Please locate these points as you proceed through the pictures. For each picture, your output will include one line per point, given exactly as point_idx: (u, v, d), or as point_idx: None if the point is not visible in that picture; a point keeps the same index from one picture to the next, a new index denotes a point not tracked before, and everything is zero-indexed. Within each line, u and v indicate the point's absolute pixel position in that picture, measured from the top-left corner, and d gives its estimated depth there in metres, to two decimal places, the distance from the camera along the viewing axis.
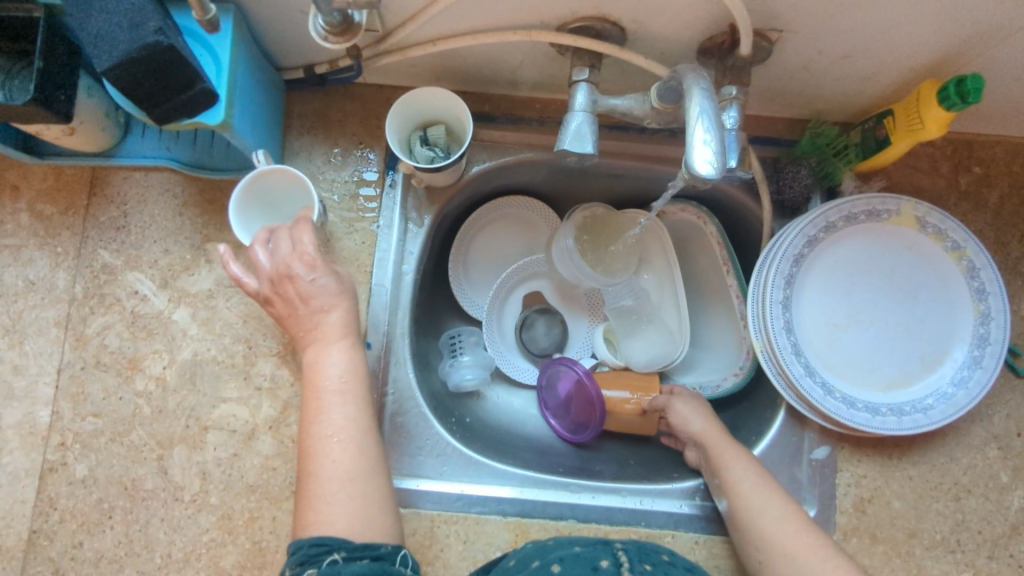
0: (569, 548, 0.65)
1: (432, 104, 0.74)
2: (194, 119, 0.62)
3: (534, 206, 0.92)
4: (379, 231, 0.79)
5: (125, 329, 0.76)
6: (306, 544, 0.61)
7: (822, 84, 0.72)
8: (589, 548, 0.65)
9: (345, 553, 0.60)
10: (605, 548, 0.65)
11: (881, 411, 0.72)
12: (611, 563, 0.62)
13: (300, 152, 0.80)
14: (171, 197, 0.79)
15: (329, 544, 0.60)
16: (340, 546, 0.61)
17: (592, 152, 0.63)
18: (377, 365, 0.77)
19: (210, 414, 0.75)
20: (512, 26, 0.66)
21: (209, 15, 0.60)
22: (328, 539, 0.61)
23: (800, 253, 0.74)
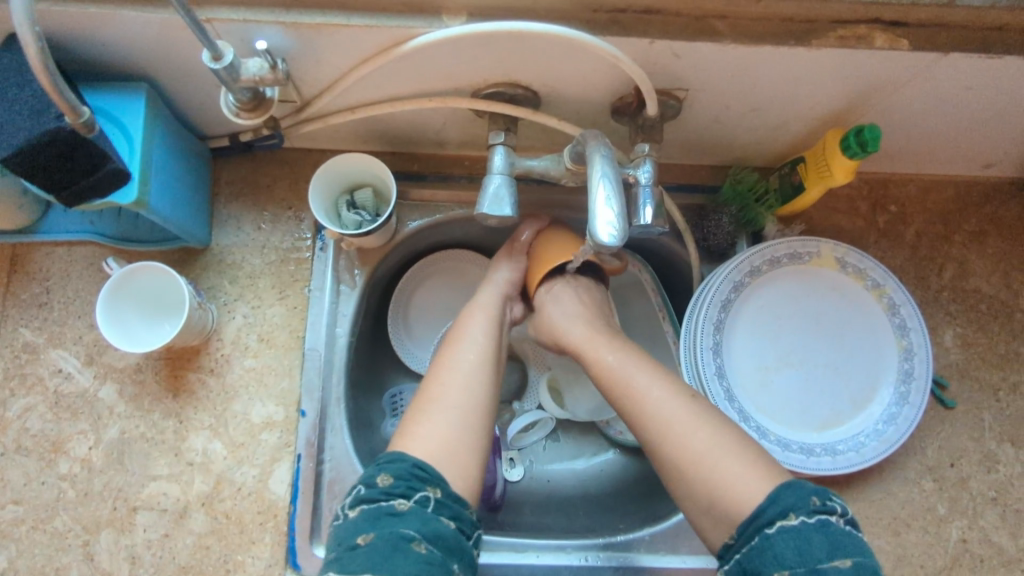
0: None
1: (357, 168, 0.75)
2: (107, 199, 0.62)
3: (472, 258, 0.92)
4: (311, 295, 0.79)
5: (47, 410, 0.74)
6: (411, 462, 0.57)
7: (735, 134, 0.74)
8: None
9: (438, 497, 0.56)
10: None
11: (815, 451, 0.73)
12: None
13: (229, 220, 0.80)
14: (95, 270, 0.78)
15: (431, 478, 0.57)
16: (437, 483, 0.57)
17: (510, 214, 0.63)
18: (313, 433, 0.75)
19: (139, 494, 0.73)
20: (428, 93, 0.67)
21: (84, 117, 0.55)
22: (433, 471, 0.57)
23: (727, 298, 0.75)
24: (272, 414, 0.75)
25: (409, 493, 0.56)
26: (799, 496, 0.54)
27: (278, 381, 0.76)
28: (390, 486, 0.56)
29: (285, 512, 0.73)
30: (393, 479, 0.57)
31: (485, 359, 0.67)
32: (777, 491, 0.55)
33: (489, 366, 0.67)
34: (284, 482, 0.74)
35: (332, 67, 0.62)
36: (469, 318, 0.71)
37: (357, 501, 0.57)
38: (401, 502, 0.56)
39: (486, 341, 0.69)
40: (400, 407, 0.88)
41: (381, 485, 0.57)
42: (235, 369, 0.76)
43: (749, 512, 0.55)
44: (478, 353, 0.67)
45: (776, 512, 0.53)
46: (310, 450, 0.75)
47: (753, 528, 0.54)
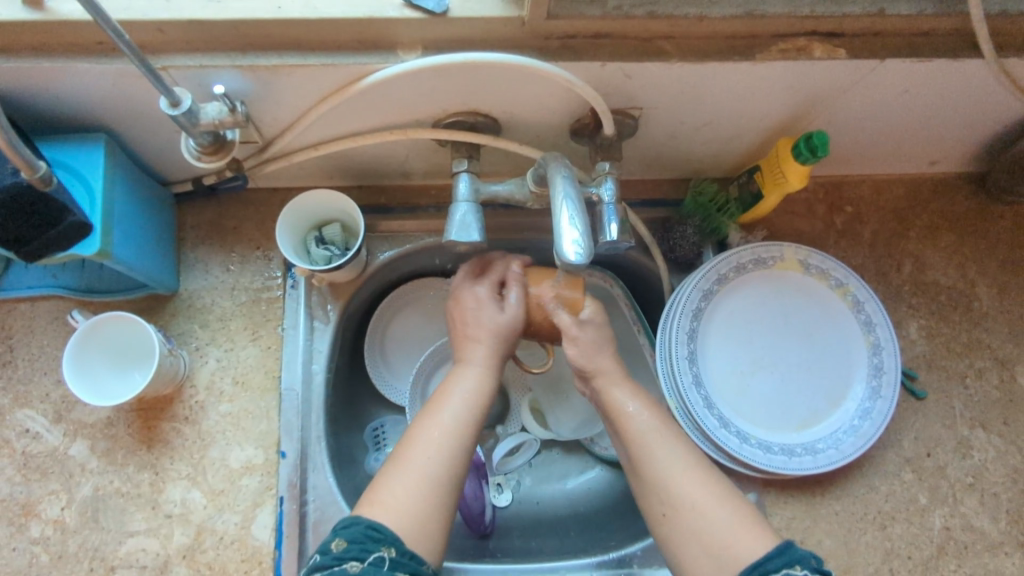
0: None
1: (322, 205, 0.75)
2: (69, 252, 0.61)
3: (444, 284, 0.92)
4: (285, 334, 0.78)
5: (15, 472, 0.72)
6: (363, 523, 0.56)
7: (692, 148, 0.77)
8: None
9: (393, 556, 0.54)
10: None
11: (796, 451, 0.74)
12: None
13: (196, 264, 0.79)
14: (60, 325, 0.76)
15: (385, 538, 0.55)
16: (391, 542, 0.55)
17: (478, 239, 0.64)
18: (295, 474, 0.74)
19: (117, 552, 0.70)
20: (389, 126, 0.68)
21: (39, 172, 0.55)
22: (388, 531, 0.56)
23: (698, 307, 0.77)
24: (252, 458, 0.74)
25: (362, 555, 0.54)
26: (800, 553, 0.55)
27: (255, 424, 0.75)
28: (343, 551, 0.54)
29: (270, 559, 0.71)
30: (346, 542, 0.55)
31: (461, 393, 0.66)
32: (784, 545, 0.56)
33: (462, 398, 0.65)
34: (267, 527, 0.72)
35: (292, 106, 0.63)
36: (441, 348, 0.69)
37: (308, 574, 0.55)
38: (354, 564, 0.54)
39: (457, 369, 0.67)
40: (383, 440, 0.88)
41: (336, 551, 0.55)
42: (211, 415, 0.75)
43: (752, 560, 0.56)
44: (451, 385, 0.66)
45: (782, 562, 0.55)
46: (292, 492, 0.73)
47: (756, 574, 0.55)
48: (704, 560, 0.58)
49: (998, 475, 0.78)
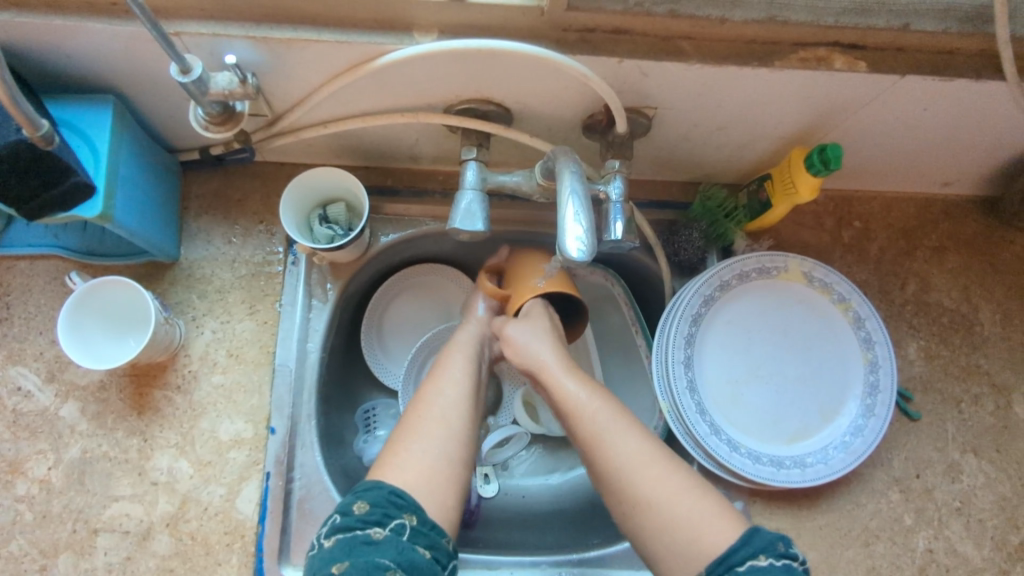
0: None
1: (328, 183, 0.75)
2: (70, 213, 0.60)
3: (448, 273, 0.93)
4: (282, 310, 0.78)
5: (5, 429, 0.72)
6: (387, 489, 0.58)
7: (704, 151, 0.76)
8: None
9: (414, 524, 0.56)
10: None
11: (785, 464, 0.74)
12: None
13: (198, 234, 0.79)
14: (58, 286, 0.76)
15: (408, 505, 0.57)
16: (413, 510, 0.57)
17: (482, 229, 0.63)
18: (283, 451, 0.74)
19: (101, 515, 0.71)
20: (401, 109, 0.68)
21: (43, 131, 0.54)
22: (410, 499, 0.57)
23: (697, 312, 0.76)
24: (241, 432, 0.74)
25: (384, 520, 0.56)
26: (766, 538, 0.55)
27: (247, 399, 0.75)
28: (366, 515, 0.56)
29: (252, 533, 0.71)
30: (369, 506, 0.57)
31: (466, 394, 0.68)
32: (749, 532, 0.56)
33: (467, 401, 0.68)
34: (252, 501, 0.72)
35: (303, 81, 0.62)
36: (449, 356, 0.73)
37: (331, 531, 0.57)
38: (377, 530, 0.55)
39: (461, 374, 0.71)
40: (373, 423, 0.88)
41: (358, 513, 0.57)
42: (203, 386, 0.75)
43: (718, 553, 0.55)
44: (460, 388, 0.69)
45: (747, 552, 0.55)
46: (279, 468, 0.73)
47: (722, 566, 0.55)
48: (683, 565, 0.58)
49: (985, 501, 0.78)
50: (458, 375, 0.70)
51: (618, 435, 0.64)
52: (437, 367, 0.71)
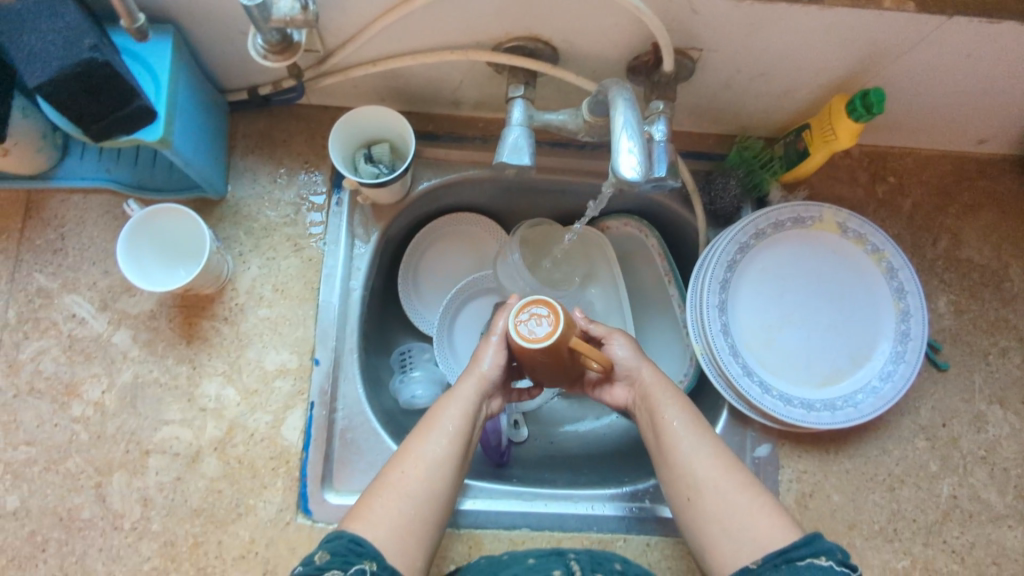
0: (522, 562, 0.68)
1: (374, 123, 0.76)
2: (133, 136, 0.62)
3: (484, 224, 0.96)
4: (326, 249, 0.80)
5: (61, 353, 0.75)
6: (346, 537, 0.59)
7: (745, 100, 0.77)
8: (542, 560, 0.68)
9: (374, 570, 0.57)
10: (557, 560, 0.68)
11: (815, 406, 0.76)
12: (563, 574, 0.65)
13: (244, 173, 0.81)
14: (111, 218, 0.79)
15: (368, 552, 0.58)
16: (373, 557, 0.58)
17: (528, 164, 0.66)
18: (326, 381, 0.76)
19: (152, 438, 0.73)
20: (450, 47, 0.69)
21: (137, 25, 0.61)
22: (370, 546, 0.58)
23: (733, 259, 0.78)
24: (286, 362, 0.76)
25: (344, 566, 0.57)
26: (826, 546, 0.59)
27: (292, 331, 0.77)
28: (326, 561, 0.57)
29: (297, 458, 0.74)
30: (328, 554, 0.58)
31: (458, 449, 0.66)
32: (810, 537, 0.60)
33: (456, 462, 0.66)
34: (296, 428, 0.75)
35: (358, 15, 0.64)
36: (440, 407, 0.68)
37: None
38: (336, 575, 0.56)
39: (457, 431, 0.67)
40: (409, 363, 0.90)
41: (318, 562, 0.57)
42: (250, 317, 0.77)
43: (777, 547, 0.60)
44: (449, 448, 0.66)
45: (807, 552, 0.59)
46: (323, 398, 0.76)
47: (781, 558, 0.59)
48: (725, 543, 0.62)
49: (1010, 451, 0.79)
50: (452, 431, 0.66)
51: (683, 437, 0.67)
52: (432, 416, 0.67)
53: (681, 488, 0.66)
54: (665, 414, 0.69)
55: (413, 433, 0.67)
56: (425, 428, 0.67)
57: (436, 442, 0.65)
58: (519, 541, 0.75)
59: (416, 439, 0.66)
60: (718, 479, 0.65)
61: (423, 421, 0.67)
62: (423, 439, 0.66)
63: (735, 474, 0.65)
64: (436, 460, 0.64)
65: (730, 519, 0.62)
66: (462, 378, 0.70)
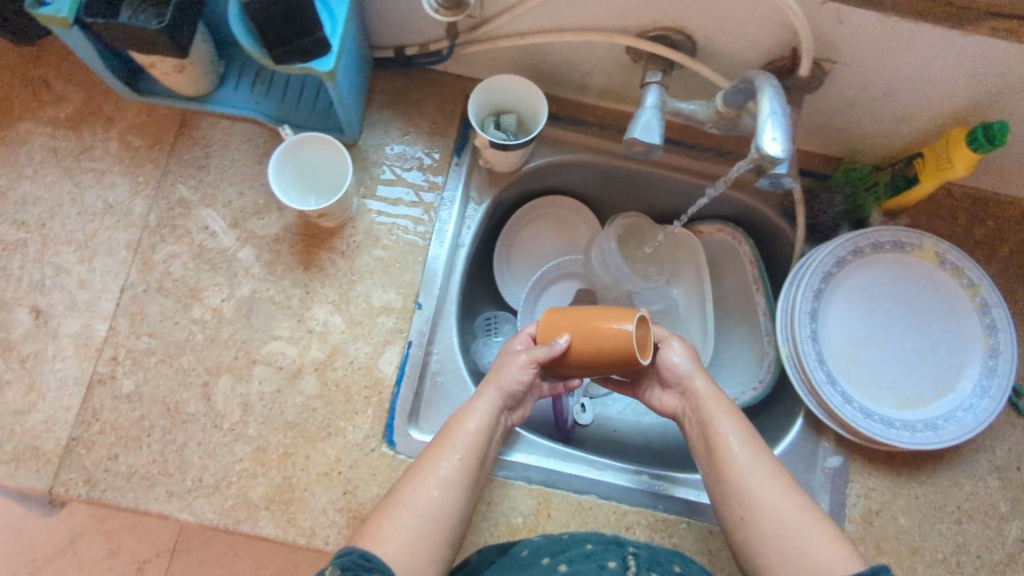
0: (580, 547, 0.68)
1: (509, 93, 0.82)
2: (306, 65, 0.68)
3: (577, 209, 1.00)
4: (441, 203, 0.85)
5: (190, 259, 0.80)
6: (356, 553, 0.59)
7: (862, 121, 0.80)
8: (600, 547, 0.67)
9: None
10: (616, 550, 0.67)
11: (894, 425, 0.77)
12: (618, 564, 0.64)
13: (377, 124, 0.87)
14: (252, 146, 0.85)
15: (376, 567, 0.58)
16: (381, 570, 0.58)
17: (657, 143, 0.70)
18: (426, 325, 0.81)
19: (260, 349, 0.78)
20: (597, 29, 0.74)
21: None
22: (378, 562, 0.59)
23: (829, 271, 0.82)
24: (392, 301, 0.81)
25: None
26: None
27: (400, 273, 0.82)
28: None
29: (389, 391, 0.78)
30: (338, 570, 0.58)
31: (468, 471, 0.66)
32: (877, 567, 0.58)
33: (467, 486, 0.66)
34: (392, 363, 0.79)
35: None
36: (461, 422, 0.68)
37: None
38: None
39: (466, 454, 0.67)
40: (493, 328, 0.95)
41: None
42: (365, 255, 0.82)
43: None
44: (460, 472, 0.66)
45: None
46: (420, 339, 0.80)
47: None
48: (782, 565, 0.62)
49: None
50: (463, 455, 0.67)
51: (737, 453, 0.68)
52: (455, 432, 0.68)
53: (734, 509, 0.67)
54: (717, 427, 0.71)
55: (426, 450, 0.68)
56: (439, 446, 0.67)
57: (447, 462, 0.66)
58: (587, 506, 0.77)
59: (434, 455, 0.66)
60: (775, 500, 0.65)
61: (444, 435, 0.68)
62: (434, 460, 0.66)
63: (794, 496, 0.65)
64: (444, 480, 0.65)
65: (792, 541, 0.63)
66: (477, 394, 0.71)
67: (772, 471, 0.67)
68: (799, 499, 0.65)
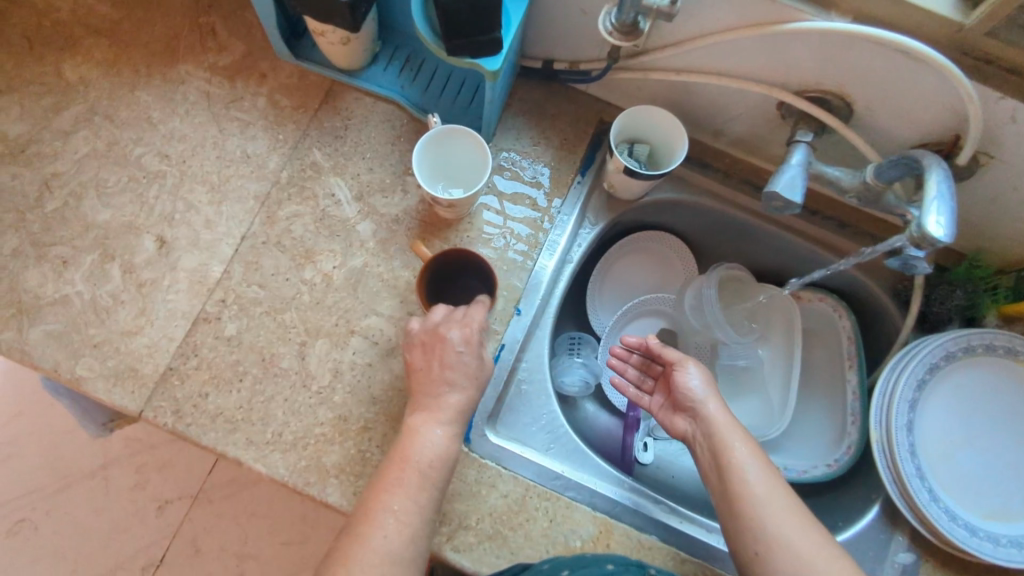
0: (603, 566, 0.68)
1: (649, 125, 0.83)
2: (475, 61, 0.70)
3: (679, 250, 1.01)
4: (557, 217, 0.86)
5: (312, 222, 0.83)
6: None
7: (1000, 219, 0.79)
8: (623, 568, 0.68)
9: None
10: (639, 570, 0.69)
11: (978, 533, 0.75)
12: None
13: (511, 129, 0.89)
14: (389, 126, 0.87)
15: None
16: None
17: (797, 202, 0.69)
18: (522, 333, 0.82)
19: (360, 321, 0.80)
20: (755, 79, 0.75)
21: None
22: None
23: (936, 363, 0.81)
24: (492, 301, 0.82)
25: None
26: None
27: (507, 276, 0.83)
28: None
29: None
30: None
31: (425, 496, 0.67)
32: None
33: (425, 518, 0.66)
34: None
35: (698, 26, 0.71)
36: (413, 439, 0.69)
37: None
38: None
39: (418, 486, 0.67)
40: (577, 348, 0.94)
41: None
42: (475, 253, 0.84)
43: None
44: (417, 509, 0.65)
45: None
46: (514, 346, 0.82)
47: None
48: None
49: None
50: (416, 494, 0.66)
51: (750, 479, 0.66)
52: (406, 455, 0.68)
53: (748, 542, 0.64)
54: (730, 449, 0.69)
55: (371, 491, 0.66)
56: (392, 483, 0.66)
57: (400, 498, 0.65)
58: (647, 546, 0.75)
59: (390, 486, 0.66)
60: (791, 530, 0.63)
61: (397, 460, 0.68)
62: (387, 497, 0.65)
63: (810, 529, 0.64)
64: (404, 514, 0.64)
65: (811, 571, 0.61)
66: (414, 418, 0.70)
67: (786, 498, 0.66)
68: (816, 531, 0.64)
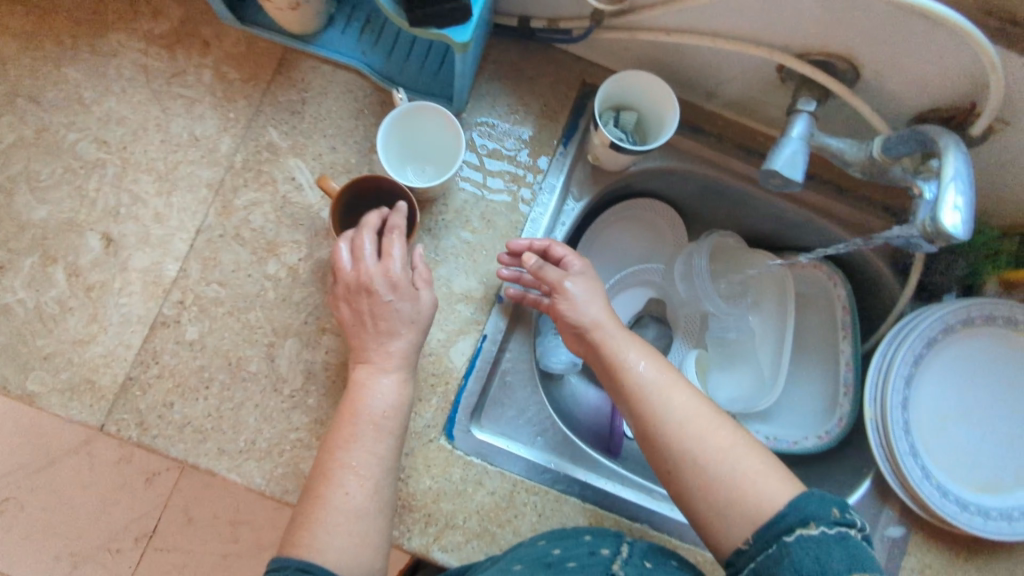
0: (579, 538, 0.66)
1: (635, 90, 0.76)
2: (441, 32, 0.62)
3: (671, 219, 0.96)
4: (538, 193, 0.80)
5: (272, 211, 0.76)
6: (293, 567, 0.57)
7: (1008, 184, 0.74)
8: (596, 538, 0.66)
9: None
10: (612, 540, 0.66)
11: (969, 508, 0.74)
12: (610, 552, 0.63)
13: (484, 96, 0.81)
14: (352, 98, 0.79)
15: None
16: None
17: (798, 180, 0.64)
18: (502, 320, 0.77)
19: (331, 317, 0.75)
20: (752, 40, 0.68)
21: None
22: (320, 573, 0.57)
23: (934, 336, 0.78)
24: (471, 289, 0.77)
25: None
26: (819, 506, 0.55)
27: (486, 262, 0.78)
28: None
29: (456, 383, 0.75)
30: None
31: (392, 452, 0.65)
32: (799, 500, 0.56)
33: (388, 474, 0.64)
34: (463, 354, 0.75)
35: None
36: (365, 393, 0.66)
37: None
38: None
39: (379, 434, 0.65)
40: None
41: None
42: (451, 237, 0.78)
43: (768, 517, 0.57)
44: (379, 460, 0.64)
45: (798, 520, 0.55)
46: (495, 334, 0.77)
47: (771, 535, 0.56)
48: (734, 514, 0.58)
49: None
50: (380, 448, 0.64)
51: (654, 393, 0.64)
52: (357, 409, 0.65)
53: (666, 462, 0.62)
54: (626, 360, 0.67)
55: (325, 449, 0.64)
56: (343, 437, 0.64)
57: (358, 451, 0.63)
58: (638, 534, 0.74)
59: (344, 441, 0.64)
60: (704, 435, 0.61)
61: (348, 415, 0.65)
62: (345, 452, 0.63)
63: (728, 433, 0.62)
64: (369, 469, 0.63)
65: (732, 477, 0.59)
66: (360, 370, 0.67)
67: (694, 403, 0.64)
68: (729, 431, 0.62)
